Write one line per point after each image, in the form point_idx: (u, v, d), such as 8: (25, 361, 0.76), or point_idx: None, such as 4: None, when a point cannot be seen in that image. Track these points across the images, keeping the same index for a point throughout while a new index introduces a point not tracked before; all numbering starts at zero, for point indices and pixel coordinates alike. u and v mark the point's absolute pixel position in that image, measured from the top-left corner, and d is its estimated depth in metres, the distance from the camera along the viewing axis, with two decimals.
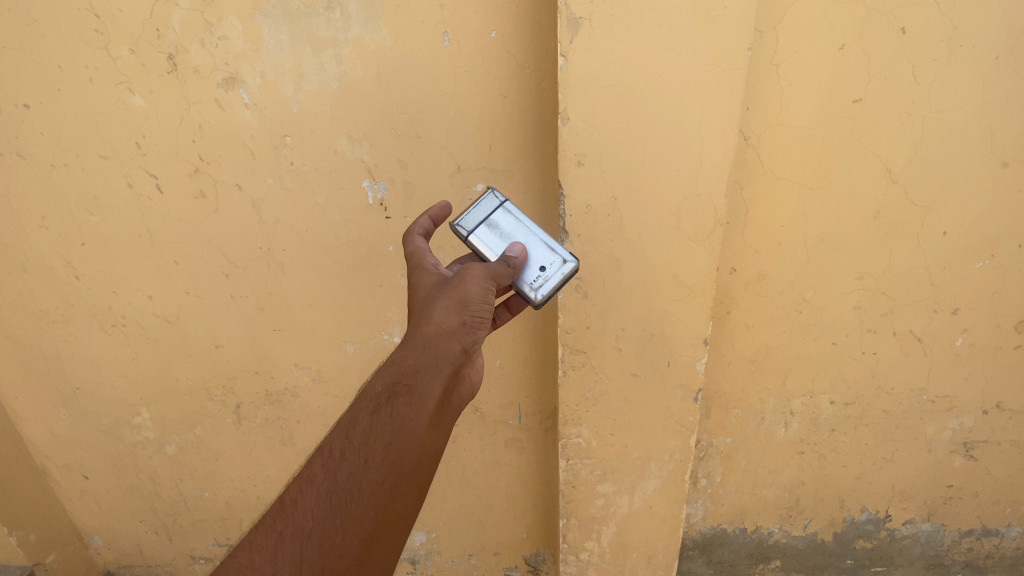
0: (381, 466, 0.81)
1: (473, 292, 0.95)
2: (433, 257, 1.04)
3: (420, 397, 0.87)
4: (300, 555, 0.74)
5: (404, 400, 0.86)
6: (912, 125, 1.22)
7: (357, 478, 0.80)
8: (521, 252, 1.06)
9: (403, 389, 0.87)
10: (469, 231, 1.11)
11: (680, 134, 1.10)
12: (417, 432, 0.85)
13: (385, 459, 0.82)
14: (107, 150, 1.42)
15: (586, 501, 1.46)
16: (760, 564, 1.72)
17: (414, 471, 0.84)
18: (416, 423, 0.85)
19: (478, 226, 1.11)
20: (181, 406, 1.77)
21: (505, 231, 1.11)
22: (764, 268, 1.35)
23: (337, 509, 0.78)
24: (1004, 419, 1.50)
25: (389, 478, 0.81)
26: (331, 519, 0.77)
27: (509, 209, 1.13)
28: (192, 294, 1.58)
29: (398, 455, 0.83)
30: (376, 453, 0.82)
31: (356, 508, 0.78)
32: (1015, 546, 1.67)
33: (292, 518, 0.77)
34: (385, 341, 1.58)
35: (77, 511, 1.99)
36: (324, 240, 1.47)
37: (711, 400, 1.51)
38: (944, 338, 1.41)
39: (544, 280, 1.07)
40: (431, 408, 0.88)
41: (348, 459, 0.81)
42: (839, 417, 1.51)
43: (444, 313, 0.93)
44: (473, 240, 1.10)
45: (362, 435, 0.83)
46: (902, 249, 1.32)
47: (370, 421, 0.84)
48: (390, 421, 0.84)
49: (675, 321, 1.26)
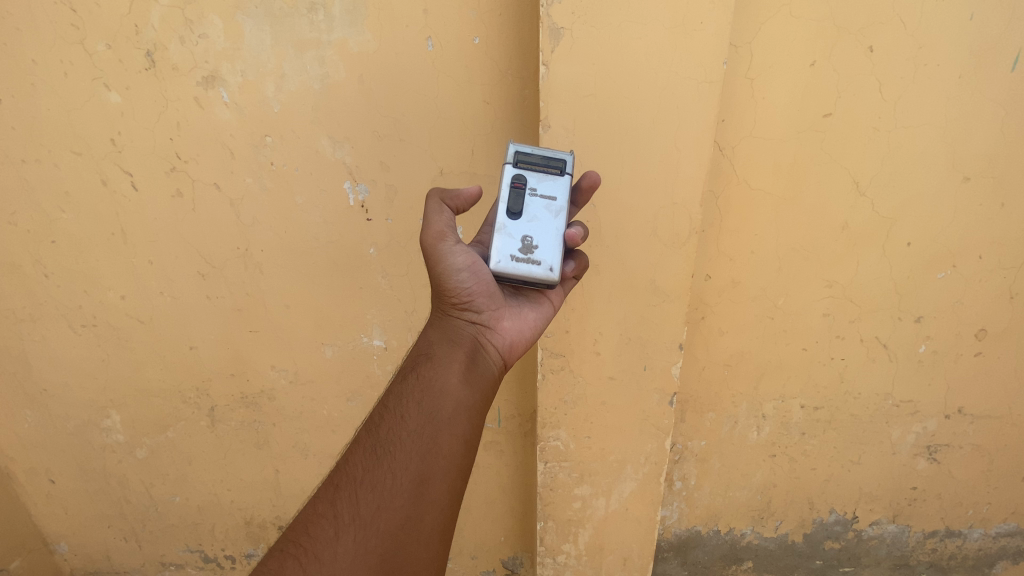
0: (418, 419, 0.84)
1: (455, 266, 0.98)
2: (451, 237, 0.96)
3: (438, 362, 0.92)
4: (357, 499, 0.76)
5: (426, 367, 0.91)
6: (880, 139, 1.27)
7: (398, 430, 0.83)
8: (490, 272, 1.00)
9: (423, 358, 0.93)
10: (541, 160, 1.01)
11: (658, 143, 1.13)
12: (444, 389, 0.88)
13: (420, 412, 0.85)
14: (81, 146, 1.40)
15: (564, 503, 1.47)
16: (733, 565, 1.75)
17: (452, 419, 0.86)
18: (441, 380, 0.89)
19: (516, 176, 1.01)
20: (153, 409, 1.73)
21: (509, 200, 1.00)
22: (737, 275, 1.38)
23: (384, 456, 0.80)
24: (966, 423, 1.56)
25: (426, 427, 0.83)
26: (379, 464, 0.79)
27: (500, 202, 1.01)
28: (167, 294, 1.56)
29: (431, 407, 0.85)
30: (411, 409, 0.85)
31: (402, 454, 0.80)
32: (977, 547, 1.73)
33: (345, 471, 0.80)
34: (365, 344, 1.57)
35: (42, 516, 1.93)
36: (304, 242, 1.46)
37: (687, 404, 1.53)
38: (908, 345, 1.47)
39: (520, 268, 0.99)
40: (452, 368, 0.91)
41: (387, 417, 0.85)
42: (809, 421, 1.56)
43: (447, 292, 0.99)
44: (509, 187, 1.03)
45: (396, 397, 0.87)
46: (868, 258, 1.37)
47: (400, 387, 0.89)
48: (417, 383, 0.88)
49: (651, 326, 1.28)
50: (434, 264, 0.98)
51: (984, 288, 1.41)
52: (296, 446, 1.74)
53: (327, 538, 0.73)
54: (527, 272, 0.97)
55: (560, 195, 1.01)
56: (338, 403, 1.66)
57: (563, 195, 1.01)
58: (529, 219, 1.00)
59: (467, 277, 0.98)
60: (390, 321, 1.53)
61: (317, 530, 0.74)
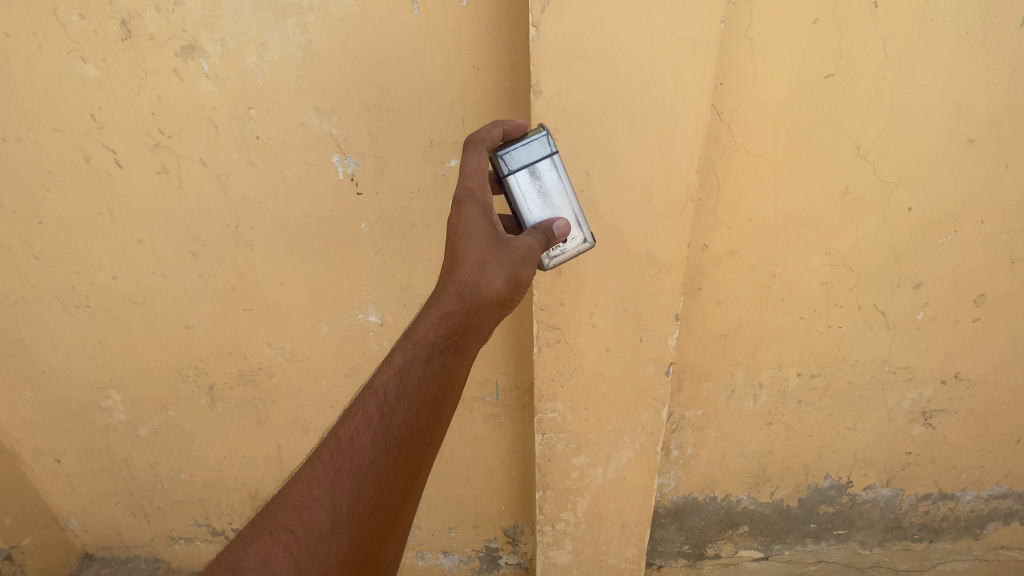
0: (430, 416, 0.82)
1: (530, 271, 0.93)
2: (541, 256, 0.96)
3: (466, 355, 0.88)
4: (357, 492, 0.76)
5: (453, 357, 0.85)
6: (882, 101, 1.23)
7: (409, 425, 0.80)
8: (560, 231, 1.00)
9: (452, 345, 0.86)
10: (509, 170, 1.03)
11: (653, 109, 1.09)
12: (458, 385, 0.87)
13: (433, 409, 0.82)
14: (61, 123, 1.36)
15: (562, 473, 1.49)
16: (729, 529, 1.79)
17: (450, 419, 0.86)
18: (459, 377, 0.86)
19: (521, 168, 1.03)
20: (152, 387, 1.74)
21: (545, 187, 1.04)
22: (734, 243, 1.36)
23: (390, 452, 0.79)
24: (961, 389, 1.57)
25: (433, 427, 0.82)
26: (385, 460, 0.78)
27: (556, 163, 1.04)
28: (158, 273, 1.55)
29: (444, 407, 0.84)
30: (425, 404, 0.82)
31: (406, 453, 0.80)
32: (969, 509, 1.76)
33: (349, 456, 0.77)
34: (361, 320, 1.56)
35: (51, 494, 1.97)
36: (293, 218, 1.43)
37: (684, 374, 1.54)
38: (906, 312, 1.46)
39: (560, 253, 1.06)
40: (469, 366, 0.89)
41: (401, 406, 0.80)
42: (805, 388, 1.56)
43: (503, 283, 0.90)
44: (510, 183, 1.03)
45: (416, 384, 0.81)
46: (867, 224, 1.35)
47: (421, 370, 0.82)
48: (439, 374, 0.83)
49: (647, 297, 1.27)
50: (520, 252, 0.93)
51: (985, 254, 1.39)
52: (296, 422, 1.76)
53: (323, 530, 0.74)
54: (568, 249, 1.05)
55: (525, 211, 1.05)
56: (336, 379, 1.67)
57: (521, 213, 1.05)
58: (543, 200, 1.04)
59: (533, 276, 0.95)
60: (385, 297, 1.52)
61: (310, 516, 0.74)
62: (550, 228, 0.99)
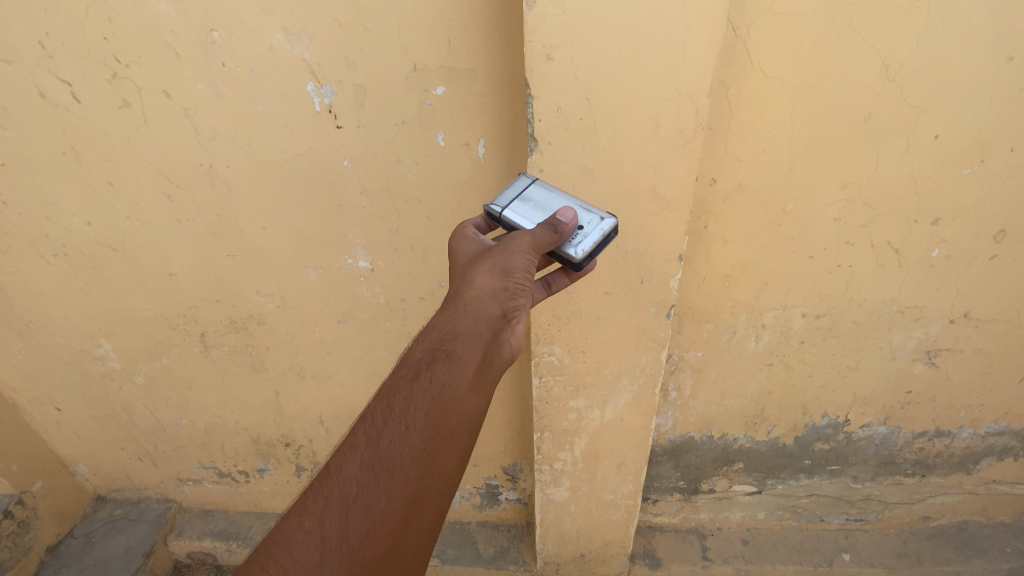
0: (423, 431, 0.78)
1: (517, 260, 0.91)
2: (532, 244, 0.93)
3: (461, 361, 0.84)
4: (346, 520, 0.72)
5: (444, 365, 0.83)
6: (919, 11, 1.08)
7: (398, 444, 0.77)
8: (572, 216, 0.97)
9: (440, 354, 0.85)
10: (501, 207, 1.04)
11: (661, 21, 0.96)
12: (457, 393, 0.82)
13: (426, 423, 0.79)
14: (7, 51, 1.23)
15: (560, 415, 1.49)
16: (724, 466, 1.82)
17: (455, 434, 0.80)
18: (454, 384, 0.82)
19: (510, 201, 1.04)
20: (143, 336, 1.71)
21: (540, 202, 1.03)
22: (744, 177, 1.27)
23: (380, 474, 0.75)
24: (970, 327, 1.53)
25: (429, 443, 0.78)
26: (374, 483, 0.74)
27: (541, 184, 1.06)
28: (135, 218, 1.47)
29: (439, 418, 0.79)
30: (416, 418, 0.79)
31: (399, 473, 0.75)
32: (965, 445, 1.77)
33: (337, 483, 0.76)
34: (350, 266, 1.50)
35: (56, 441, 1.99)
36: (271, 156, 1.33)
37: (685, 316, 1.49)
38: (921, 249, 1.39)
39: (585, 238, 0.97)
40: (467, 372, 0.84)
41: (389, 425, 0.79)
42: (809, 329, 1.52)
43: (486, 277, 0.91)
44: (507, 214, 1.02)
45: (403, 399, 0.81)
46: (888, 155, 1.25)
47: (409, 386, 0.82)
48: (428, 384, 0.81)
49: (649, 236, 1.19)
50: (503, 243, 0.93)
51: (1012, 185, 1.29)
52: (292, 368, 1.74)
53: (310, 564, 0.69)
54: (593, 232, 0.98)
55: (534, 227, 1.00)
56: (329, 326, 1.63)
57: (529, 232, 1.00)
58: (546, 210, 1.02)
59: (527, 262, 0.92)
60: (374, 241, 1.45)
61: (299, 550, 0.71)
62: (552, 217, 0.96)
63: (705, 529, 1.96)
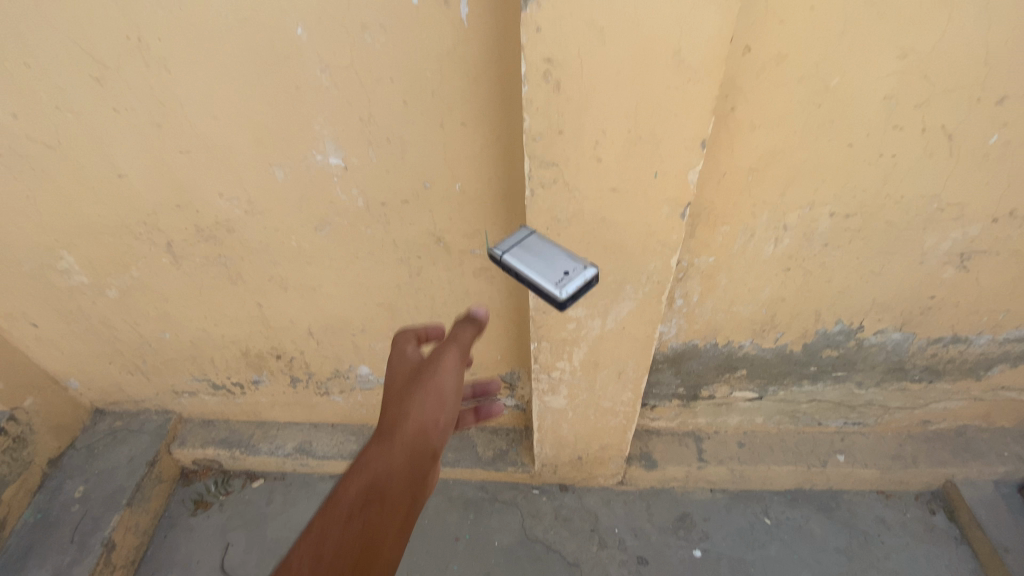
0: (369, 500, 0.88)
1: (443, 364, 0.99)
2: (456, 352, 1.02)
3: (401, 437, 0.94)
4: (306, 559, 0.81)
5: (387, 445, 0.94)
6: None
7: (349, 515, 0.87)
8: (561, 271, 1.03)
9: (387, 437, 0.94)
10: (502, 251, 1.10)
11: None
12: (397, 463, 0.92)
13: (375, 496, 0.89)
14: None
15: (558, 324, 1.38)
16: (726, 373, 1.77)
17: (398, 500, 0.90)
18: (395, 461, 0.92)
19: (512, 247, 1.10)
20: (106, 247, 1.57)
21: (540, 252, 1.09)
22: (786, 45, 1.04)
23: (331, 531, 0.85)
24: (1012, 228, 1.38)
25: (374, 501, 0.88)
26: (330, 537, 0.84)
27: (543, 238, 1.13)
28: (64, 108, 1.25)
29: (383, 484, 0.90)
30: (363, 491, 0.89)
31: (350, 531, 0.85)
32: (979, 353, 1.71)
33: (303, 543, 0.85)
34: (320, 163, 1.31)
35: (40, 358, 1.93)
36: (207, 24, 1.09)
37: (700, 217, 1.34)
38: (978, 136, 1.20)
39: (571, 280, 1.02)
40: (406, 452, 0.93)
41: (343, 495, 0.89)
42: (835, 230, 1.37)
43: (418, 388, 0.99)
44: (506, 257, 1.08)
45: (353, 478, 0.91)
46: (969, 11, 1.01)
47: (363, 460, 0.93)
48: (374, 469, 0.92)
49: (668, 119, 0.98)
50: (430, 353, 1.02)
51: None
52: (271, 280, 1.61)
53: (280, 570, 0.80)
54: (579, 279, 1.03)
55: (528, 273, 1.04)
56: (304, 234, 1.47)
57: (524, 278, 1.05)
58: (545, 259, 1.07)
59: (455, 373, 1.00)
60: (345, 134, 1.24)
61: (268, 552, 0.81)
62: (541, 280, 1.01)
63: (702, 433, 1.98)
